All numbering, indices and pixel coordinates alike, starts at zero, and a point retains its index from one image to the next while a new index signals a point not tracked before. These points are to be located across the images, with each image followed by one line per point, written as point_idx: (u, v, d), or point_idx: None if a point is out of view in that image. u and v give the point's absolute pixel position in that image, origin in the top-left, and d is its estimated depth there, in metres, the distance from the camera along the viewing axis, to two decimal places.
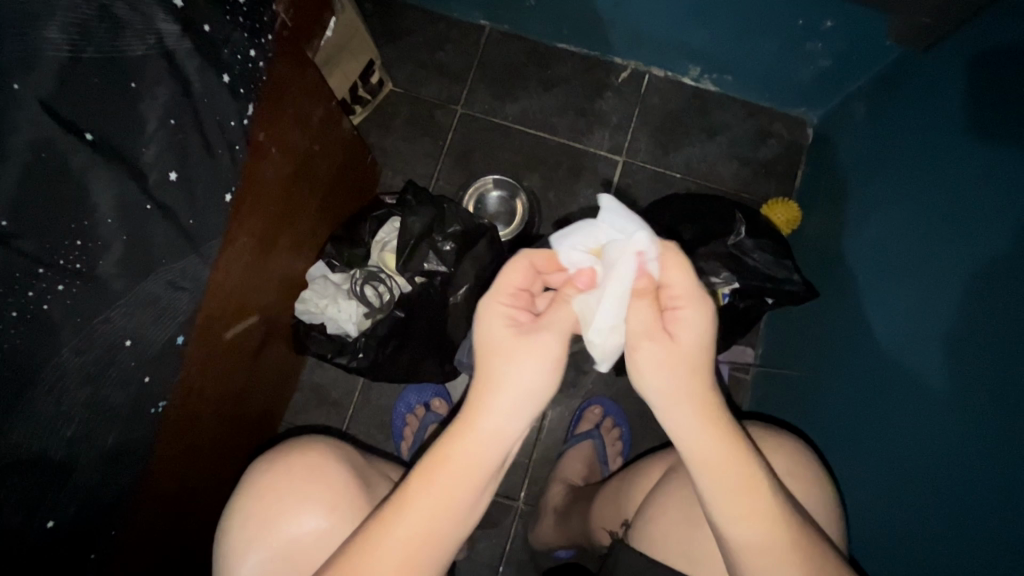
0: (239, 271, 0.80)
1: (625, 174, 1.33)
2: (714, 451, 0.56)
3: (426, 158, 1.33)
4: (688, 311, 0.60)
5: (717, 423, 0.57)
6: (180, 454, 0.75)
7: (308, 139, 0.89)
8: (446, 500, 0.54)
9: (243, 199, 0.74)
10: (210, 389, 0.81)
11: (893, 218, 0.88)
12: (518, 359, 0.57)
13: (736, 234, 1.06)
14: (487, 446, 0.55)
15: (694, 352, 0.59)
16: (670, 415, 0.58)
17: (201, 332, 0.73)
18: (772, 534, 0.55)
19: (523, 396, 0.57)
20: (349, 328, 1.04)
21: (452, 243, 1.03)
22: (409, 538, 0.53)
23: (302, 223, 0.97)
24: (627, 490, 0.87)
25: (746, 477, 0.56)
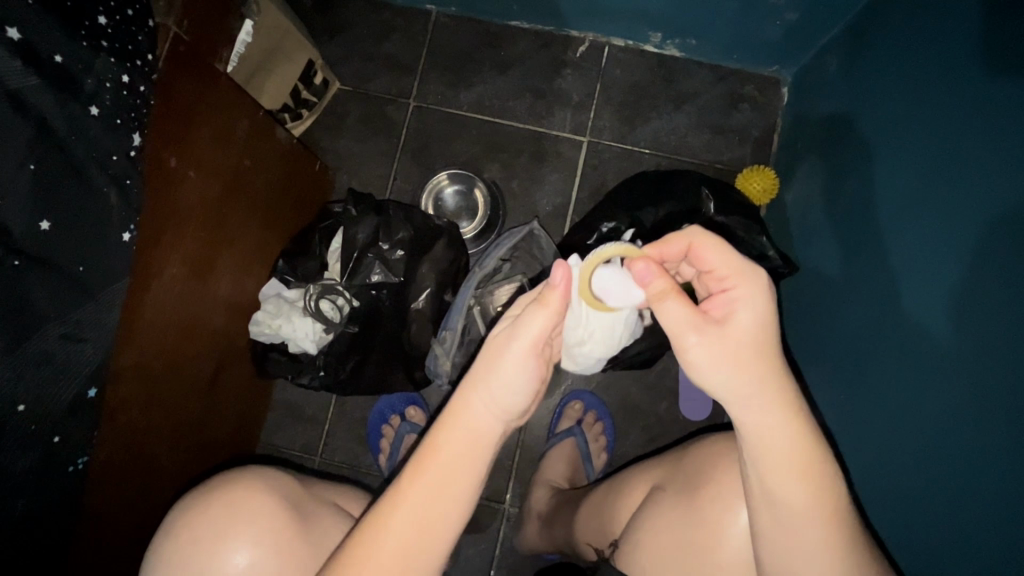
0: (172, 304, 0.77)
1: (592, 156, 1.26)
2: (791, 452, 0.54)
3: (382, 157, 1.27)
4: (749, 291, 0.57)
5: (797, 425, 0.55)
6: (114, 499, 0.72)
7: (235, 154, 0.84)
8: (439, 509, 0.53)
9: (158, 230, 0.70)
10: (152, 428, 0.78)
11: (874, 183, 0.81)
12: (506, 359, 0.55)
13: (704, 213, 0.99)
14: (477, 448, 0.55)
15: (766, 342, 0.56)
16: (745, 414, 0.55)
17: (126, 373, 0.69)
18: (828, 528, 0.54)
19: (501, 391, 0.55)
20: (307, 346, 1.00)
21: (400, 250, 0.99)
22: (403, 536, 0.52)
23: (245, 241, 0.93)
24: (611, 506, 0.83)
25: (812, 474, 0.54)
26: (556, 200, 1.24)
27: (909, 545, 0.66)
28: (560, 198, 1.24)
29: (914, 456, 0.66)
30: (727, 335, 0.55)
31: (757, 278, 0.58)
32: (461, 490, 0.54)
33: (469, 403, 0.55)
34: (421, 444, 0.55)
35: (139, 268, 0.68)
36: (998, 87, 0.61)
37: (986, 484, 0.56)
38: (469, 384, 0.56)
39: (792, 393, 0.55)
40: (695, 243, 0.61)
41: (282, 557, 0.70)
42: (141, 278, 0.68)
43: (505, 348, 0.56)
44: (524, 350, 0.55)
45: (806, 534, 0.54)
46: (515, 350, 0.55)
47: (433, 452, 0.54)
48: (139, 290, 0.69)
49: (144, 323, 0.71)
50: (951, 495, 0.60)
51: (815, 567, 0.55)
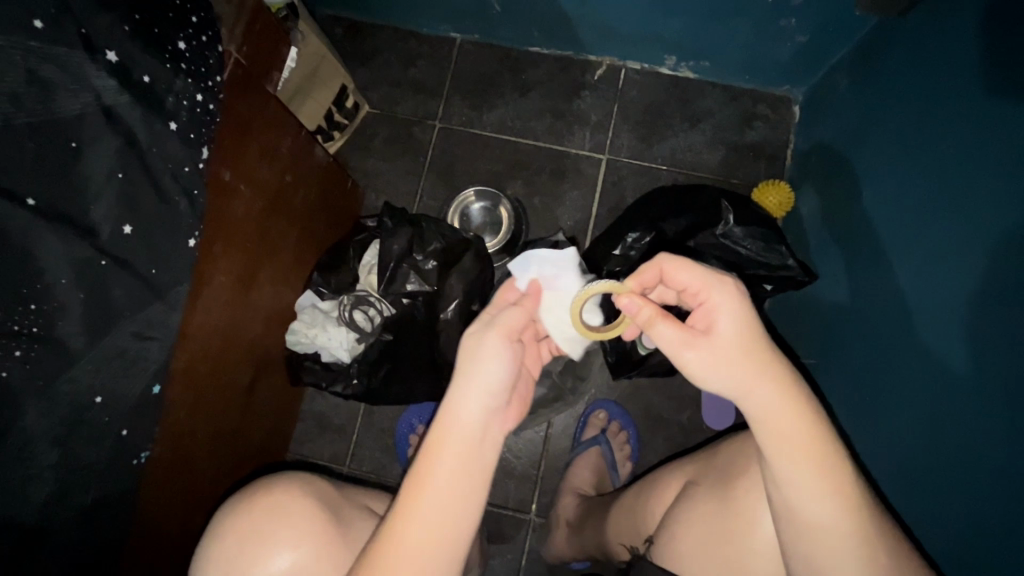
0: (220, 311, 0.82)
1: (610, 172, 1.30)
2: (800, 442, 0.55)
3: (409, 175, 1.32)
4: (729, 298, 0.59)
5: (807, 418, 0.56)
6: (162, 496, 0.75)
7: (279, 168, 0.90)
8: (456, 495, 0.56)
9: (211, 239, 0.75)
10: (198, 430, 0.82)
11: (887, 191, 0.85)
12: (483, 358, 0.60)
13: (726, 223, 1.02)
14: (475, 430, 0.58)
15: (753, 341, 0.58)
16: (746, 406, 0.57)
17: (175, 376, 0.73)
18: (840, 500, 0.55)
19: (486, 383, 0.59)
20: (341, 354, 1.04)
21: (434, 262, 1.03)
22: (427, 532, 0.54)
23: (284, 252, 0.97)
24: (644, 505, 0.84)
25: (828, 466, 0.55)
26: (576, 215, 1.28)
27: (921, 542, 0.68)
28: (581, 213, 1.28)
29: (930, 454, 0.68)
30: (715, 338, 0.59)
31: (724, 286, 0.60)
32: (471, 475, 0.56)
33: (457, 394, 0.58)
34: (421, 442, 0.58)
35: (195, 276, 0.72)
36: (992, 100, 0.66)
37: (995, 474, 0.58)
38: (455, 383, 0.59)
39: (789, 386, 0.57)
40: (667, 265, 0.64)
41: (323, 555, 0.72)
42: (195, 283, 0.73)
43: (482, 338, 0.61)
44: (499, 339, 0.61)
45: (820, 516, 0.55)
46: (496, 344, 0.61)
47: (434, 449, 0.57)
48: (193, 295, 0.73)
49: (195, 324, 0.75)
50: (965, 495, 0.62)
51: (828, 539, 0.55)
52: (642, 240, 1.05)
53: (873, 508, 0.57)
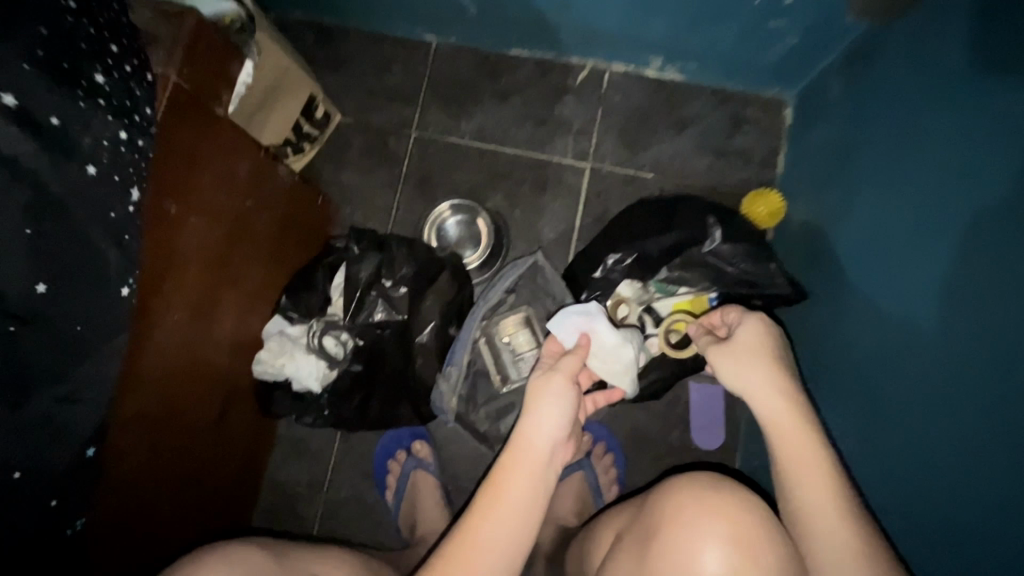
0: (176, 348, 0.77)
1: (594, 182, 1.25)
2: (800, 441, 0.65)
3: (385, 188, 1.27)
4: (756, 317, 0.76)
5: (800, 419, 0.66)
6: (112, 549, 0.71)
7: (239, 194, 0.85)
8: (521, 508, 0.63)
9: (160, 275, 0.70)
10: (156, 475, 0.77)
11: (864, 221, 0.83)
12: (547, 396, 0.70)
13: (712, 239, 0.98)
14: (543, 454, 0.66)
15: (765, 350, 0.72)
16: (762, 402, 0.68)
17: (122, 425, 0.68)
18: (835, 509, 0.61)
19: (552, 417, 0.68)
20: (311, 384, 0.99)
21: (404, 287, 0.99)
22: (498, 539, 0.61)
23: (248, 280, 0.92)
24: (587, 557, 0.79)
25: (830, 471, 0.63)
26: (559, 227, 1.23)
27: None
28: (564, 225, 1.23)
29: (922, 497, 0.65)
30: (752, 347, 0.73)
31: (759, 315, 0.77)
32: (535, 494, 0.64)
33: (527, 424, 0.68)
34: (492, 465, 0.67)
35: (135, 317, 0.67)
36: (945, 134, 0.69)
37: (998, 532, 0.54)
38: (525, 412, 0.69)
39: (793, 392, 0.68)
40: (726, 310, 0.82)
41: None
42: (137, 324, 0.67)
43: (548, 378, 0.72)
44: (563, 381, 0.72)
45: (822, 498, 0.62)
46: (562, 385, 0.71)
47: (504, 467, 0.65)
48: (135, 336, 0.68)
49: (143, 366, 0.70)
50: (969, 548, 0.58)
51: (833, 541, 0.60)
52: (622, 260, 1.01)
53: (873, 531, 0.60)
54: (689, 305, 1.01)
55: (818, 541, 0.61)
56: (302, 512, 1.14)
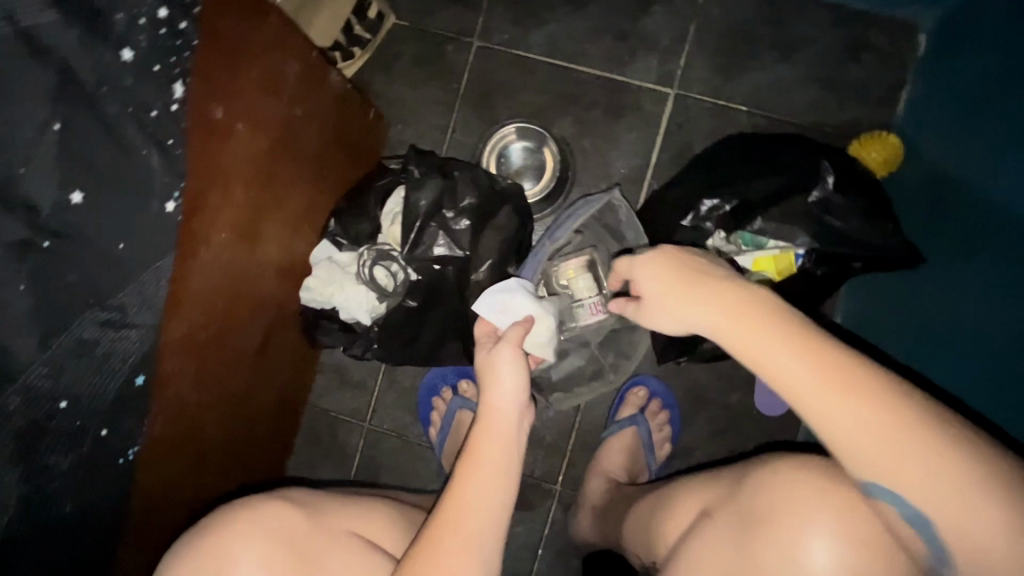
0: (221, 271, 0.72)
1: (677, 111, 1.09)
2: (837, 404, 0.51)
3: (441, 105, 1.14)
4: (642, 257, 0.63)
5: (818, 370, 0.52)
6: (158, 469, 0.70)
7: (288, 102, 0.75)
8: (487, 494, 0.64)
9: (204, 190, 0.62)
10: (200, 400, 0.76)
11: (1008, 173, 0.72)
12: (501, 375, 0.69)
13: (822, 186, 0.85)
14: (503, 432, 0.67)
15: (742, 303, 0.57)
16: (762, 367, 0.54)
17: (166, 348, 0.65)
18: (907, 462, 0.49)
19: (508, 394, 0.69)
20: (360, 315, 0.94)
21: (466, 221, 0.90)
22: (468, 529, 0.61)
23: (295, 200, 0.85)
24: (657, 520, 0.77)
25: (885, 425, 0.50)
26: (632, 162, 1.10)
27: None
28: (638, 160, 1.10)
29: None
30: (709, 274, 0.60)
31: (661, 253, 0.63)
32: (500, 478, 0.65)
33: (484, 402, 0.69)
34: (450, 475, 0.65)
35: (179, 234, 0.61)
36: None
37: None
38: (482, 396, 0.69)
39: (808, 345, 0.53)
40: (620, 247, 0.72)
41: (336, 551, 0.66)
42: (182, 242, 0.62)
43: (495, 350, 0.71)
44: (510, 350, 0.70)
45: (876, 434, 0.50)
46: (510, 357, 0.70)
47: (464, 465, 0.65)
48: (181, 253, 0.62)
49: (188, 288, 0.66)
50: None
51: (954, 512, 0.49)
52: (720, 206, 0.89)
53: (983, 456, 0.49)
54: (774, 262, 0.89)
55: (878, 474, 0.51)
56: (344, 439, 1.14)
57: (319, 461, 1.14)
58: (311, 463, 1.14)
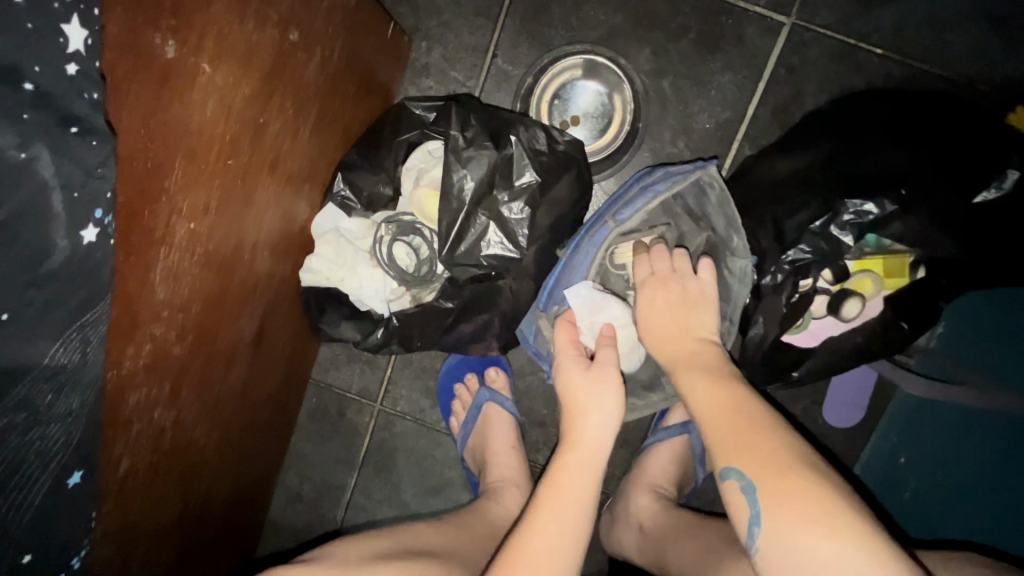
0: (201, 266, 0.53)
1: (790, 49, 0.83)
2: (733, 435, 0.52)
3: (477, 18, 0.87)
4: (654, 276, 0.67)
5: (726, 403, 0.55)
6: (131, 503, 0.55)
7: (277, 21, 0.51)
8: (564, 522, 0.57)
9: (157, 167, 0.43)
10: (188, 415, 0.60)
11: None
12: (597, 397, 0.63)
13: (996, 186, 0.64)
14: (592, 450, 0.62)
15: (685, 339, 0.63)
16: (693, 397, 0.58)
17: (125, 377, 0.48)
18: (806, 502, 0.45)
19: (598, 412, 0.63)
20: (375, 304, 0.77)
21: (525, 206, 0.70)
22: (548, 549, 0.55)
23: (295, 159, 0.63)
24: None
25: (776, 460, 0.48)
26: (722, 114, 0.85)
27: None
28: (732, 111, 0.84)
29: None
30: (701, 299, 0.66)
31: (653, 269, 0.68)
32: (577, 509, 0.59)
33: (575, 418, 0.63)
34: (537, 491, 0.60)
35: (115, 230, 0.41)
36: None
37: None
38: (579, 411, 0.63)
39: (729, 388, 0.57)
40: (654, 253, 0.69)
41: None
42: (121, 243, 0.42)
43: (598, 376, 0.64)
44: (609, 372, 0.65)
45: (779, 472, 0.47)
46: (609, 373, 0.65)
47: (552, 486, 0.60)
48: (125, 256, 0.43)
49: (147, 298, 0.47)
50: None
51: (777, 550, 0.45)
52: (864, 205, 0.65)
53: (830, 503, 0.45)
54: (881, 264, 0.71)
55: (767, 515, 0.46)
56: (354, 419, 1.01)
57: (326, 440, 1.02)
58: (318, 441, 1.02)
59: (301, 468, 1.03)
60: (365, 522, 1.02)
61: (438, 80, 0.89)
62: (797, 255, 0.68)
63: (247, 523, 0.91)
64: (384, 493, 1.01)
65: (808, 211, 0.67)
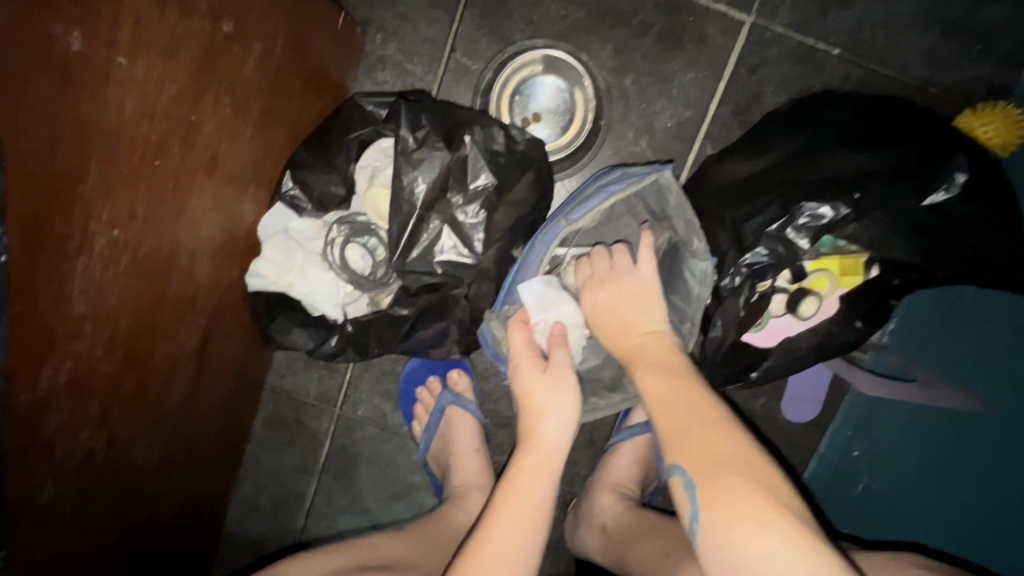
0: (130, 277, 0.49)
1: (750, 48, 0.83)
2: (680, 430, 0.53)
3: (435, 10, 0.84)
4: (595, 279, 0.68)
5: (677, 399, 0.55)
6: (54, 531, 0.51)
7: (207, 12, 0.48)
8: (518, 528, 0.56)
9: (65, 173, 0.39)
10: (124, 434, 0.57)
11: None
12: (551, 401, 0.62)
13: (946, 188, 0.66)
14: (547, 454, 0.61)
15: (627, 334, 0.65)
16: (647, 394, 0.58)
17: (42, 400, 0.44)
18: (743, 498, 0.45)
19: (553, 415, 0.62)
20: (331, 309, 0.74)
21: (480, 210, 0.67)
22: (501, 556, 0.53)
23: (236, 160, 0.59)
24: None
25: (718, 455, 0.49)
26: (684, 113, 0.84)
27: None
28: (693, 110, 0.84)
29: None
30: (644, 289, 0.66)
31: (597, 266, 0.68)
32: (531, 513, 0.57)
33: (532, 421, 0.62)
34: (492, 496, 0.59)
35: (15, 241, 0.37)
36: None
37: None
38: (535, 415, 0.62)
39: (684, 384, 0.57)
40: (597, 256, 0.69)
41: None
42: (24, 255, 0.38)
43: (556, 380, 0.63)
44: (563, 372, 0.64)
45: (718, 468, 0.48)
46: (564, 373, 0.64)
47: (507, 491, 0.59)
48: (32, 269, 0.39)
49: (64, 316, 0.43)
50: None
51: (713, 548, 0.45)
52: (821, 206, 0.65)
53: (769, 502, 0.45)
54: (838, 263, 0.72)
55: (704, 511, 0.47)
56: (312, 425, 0.97)
57: (284, 448, 0.98)
58: (274, 449, 0.98)
59: (257, 477, 0.99)
60: (326, 531, 0.99)
61: (394, 73, 0.85)
62: (756, 258, 0.68)
63: (201, 537, 0.87)
64: (345, 500, 0.99)
65: (766, 214, 0.67)
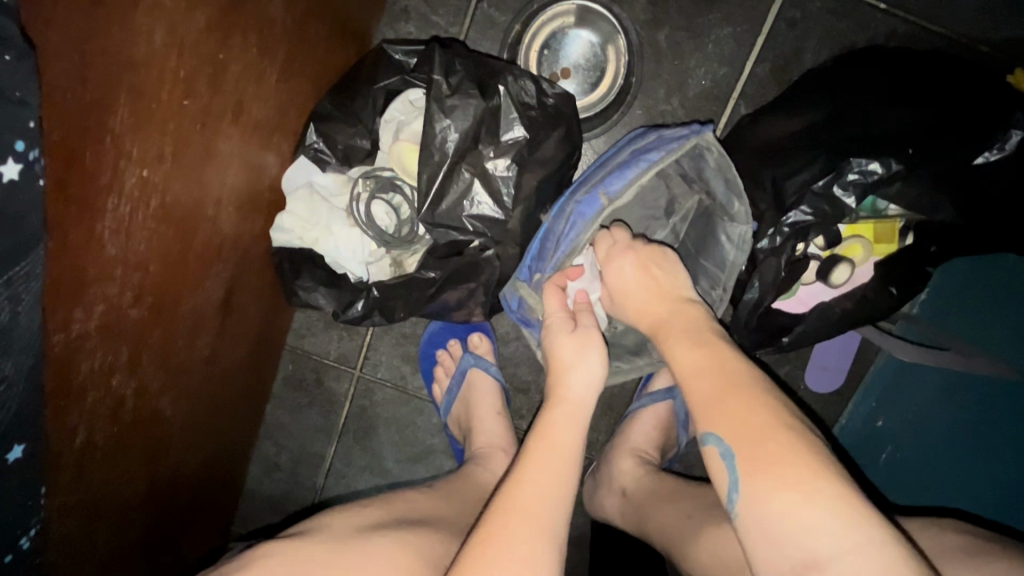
0: (158, 217, 0.48)
1: (792, 1, 0.79)
2: (716, 397, 0.48)
3: None
4: (613, 250, 0.63)
5: (709, 364, 0.50)
6: (89, 475, 0.51)
7: None
8: (555, 474, 0.55)
9: (98, 100, 0.38)
10: (152, 380, 0.56)
11: None
12: (578, 363, 0.61)
13: (998, 146, 0.63)
14: (577, 405, 0.60)
15: (653, 300, 0.59)
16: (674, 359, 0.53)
17: (75, 342, 0.43)
18: (789, 468, 0.42)
19: (586, 371, 0.61)
20: (355, 268, 0.73)
21: (512, 164, 0.65)
22: (540, 498, 0.52)
23: (261, 105, 0.57)
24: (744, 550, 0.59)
25: (760, 424, 0.45)
26: (719, 70, 0.81)
27: None
28: (729, 68, 0.81)
29: None
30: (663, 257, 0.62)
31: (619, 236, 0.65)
32: (564, 460, 0.56)
33: (558, 377, 0.61)
34: (523, 446, 0.58)
35: (50, 167, 0.36)
36: None
37: None
38: (560, 370, 0.61)
39: (716, 349, 0.52)
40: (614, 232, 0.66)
41: None
42: (56, 187, 0.37)
43: (582, 345, 0.62)
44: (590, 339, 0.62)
45: (759, 437, 0.44)
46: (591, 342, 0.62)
47: (540, 438, 0.58)
48: (65, 205, 0.38)
49: (96, 255, 0.42)
50: None
51: (755, 520, 0.42)
52: (871, 163, 0.62)
53: (816, 473, 0.41)
54: (871, 229, 0.71)
55: (744, 482, 0.43)
56: (332, 387, 0.97)
57: (303, 408, 0.98)
58: (295, 409, 0.99)
59: (278, 437, 1.00)
60: (344, 491, 1.00)
61: (419, 25, 0.82)
62: (799, 217, 0.65)
63: (223, 491, 0.88)
64: (364, 462, 0.99)
65: (810, 171, 0.64)
